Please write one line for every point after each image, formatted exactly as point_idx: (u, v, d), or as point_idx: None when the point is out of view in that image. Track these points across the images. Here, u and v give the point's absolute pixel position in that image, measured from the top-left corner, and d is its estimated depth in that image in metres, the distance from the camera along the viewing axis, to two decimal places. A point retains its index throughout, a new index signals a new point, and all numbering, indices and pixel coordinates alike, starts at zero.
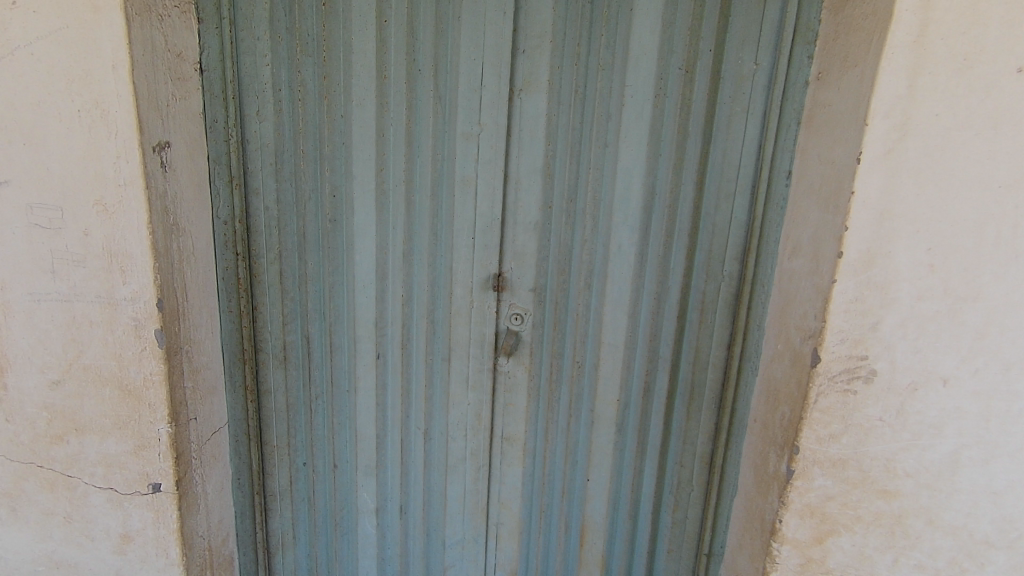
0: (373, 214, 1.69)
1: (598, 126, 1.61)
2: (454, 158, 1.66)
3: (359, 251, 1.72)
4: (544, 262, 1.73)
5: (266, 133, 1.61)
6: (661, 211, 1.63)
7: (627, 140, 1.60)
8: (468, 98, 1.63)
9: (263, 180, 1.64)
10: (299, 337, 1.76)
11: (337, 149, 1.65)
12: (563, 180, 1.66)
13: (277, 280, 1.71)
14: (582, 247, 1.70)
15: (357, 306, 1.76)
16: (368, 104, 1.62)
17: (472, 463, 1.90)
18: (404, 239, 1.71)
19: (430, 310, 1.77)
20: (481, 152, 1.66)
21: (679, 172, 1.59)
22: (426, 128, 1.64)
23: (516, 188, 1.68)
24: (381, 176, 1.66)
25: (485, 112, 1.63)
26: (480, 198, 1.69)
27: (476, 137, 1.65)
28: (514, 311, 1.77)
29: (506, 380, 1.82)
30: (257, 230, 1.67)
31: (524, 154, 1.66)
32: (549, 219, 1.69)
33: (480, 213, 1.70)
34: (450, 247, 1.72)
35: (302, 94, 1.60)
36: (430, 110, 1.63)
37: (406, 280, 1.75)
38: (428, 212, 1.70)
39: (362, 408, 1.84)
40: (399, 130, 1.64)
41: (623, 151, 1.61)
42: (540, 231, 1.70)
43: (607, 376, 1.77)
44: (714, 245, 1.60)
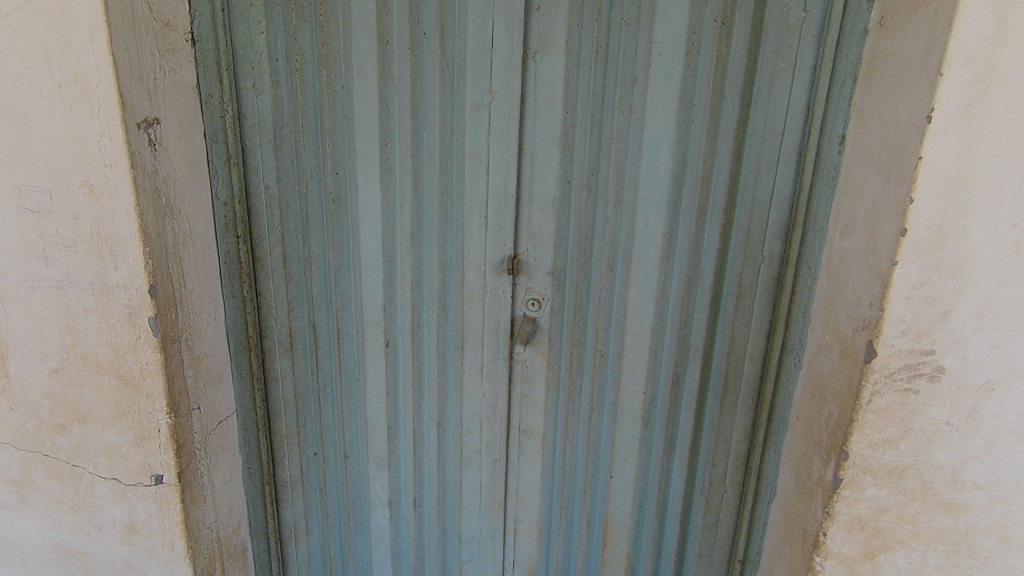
0: (378, 192, 1.58)
1: (622, 91, 1.45)
2: (463, 130, 1.53)
3: (364, 232, 1.61)
4: (563, 243, 1.59)
5: (264, 107, 1.51)
6: (693, 185, 1.46)
7: (655, 105, 1.43)
8: (477, 63, 1.48)
9: (262, 158, 1.54)
10: (306, 323, 1.68)
11: (339, 123, 1.54)
12: (583, 152, 1.51)
13: (280, 264, 1.62)
14: (604, 226, 1.55)
15: (364, 291, 1.66)
16: (370, 73, 1.49)
17: (488, 456, 1.79)
18: (411, 219, 1.60)
19: (441, 295, 1.66)
20: (492, 122, 1.51)
21: (713, 140, 1.41)
22: (433, 98, 1.51)
23: (531, 162, 1.54)
24: (386, 151, 1.55)
25: (496, 79, 1.48)
26: (493, 173, 1.55)
27: (486, 106, 1.50)
28: (531, 296, 1.64)
29: (523, 369, 1.71)
30: (257, 211, 1.58)
31: (540, 124, 1.51)
32: (568, 196, 1.55)
33: (492, 190, 1.56)
34: (462, 227, 1.60)
35: (300, 63, 1.49)
36: (437, 78, 1.49)
37: (415, 263, 1.63)
38: (437, 190, 1.57)
39: (372, 398, 1.75)
40: (404, 101, 1.51)
41: (651, 118, 1.44)
42: (559, 209, 1.56)
43: (632, 366, 1.63)
44: (753, 222, 1.42)
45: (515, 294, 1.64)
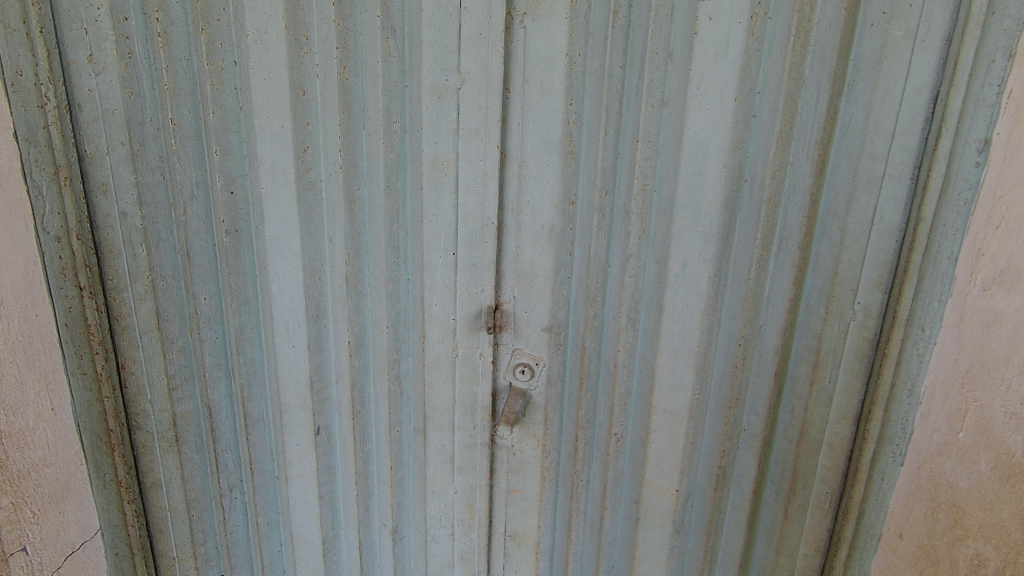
0: (295, 220, 1.08)
1: (653, 72, 0.99)
2: (420, 129, 1.04)
3: (275, 277, 1.12)
4: (564, 288, 1.14)
5: (111, 92, 0.98)
6: (754, 209, 1.01)
7: (701, 94, 0.98)
8: (436, 30, 0.99)
9: (113, 171, 1.01)
10: (200, 407, 1.19)
11: (231, 117, 1.04)
12: (594, 161, 1.06)
13: (153, 325, 1.11)
14: (623, 265, 1.10)
15: (279, 358, 1.16)
16: (275, 41, 0.98)
17: (463, 571, 1.33)
18: (346, 258, 1.11)
19: (393, 362, 1.18)
20: (462, 117, 1.03)
21: (787, 145, 0.97)
22: (372, 81, 1.01)
23: (519, 176, 1.08)
24: (304, 159, 1.05)
25: (465, 53, 1.00)
26: (464, 191, 1.07)
27: (453, 94, 1.02)
28: (519, 361, 1.18)
29: (509, 458, 1.25)
30: (112, 249, 1.05)
31: (532, 121, 1.05)
32: (572, 223, 1.10)
33: (464, 216, 1.08)
34: (421, 269, 1.12)
35: (164, 24, 0.97)
36: (377, 51, 1.00)
37: (354, 319, 1.15)
38: (382, 215, 1.09)
39: (300, 502, 1.27)
40: (329, 84, 1.01)
41: (694, 111, 0.99)
42: (557, 241, 1.11)
43: (660, 456, 1.18)
44: (841, 265, 0.98)
45: (498, 358, 1.18)
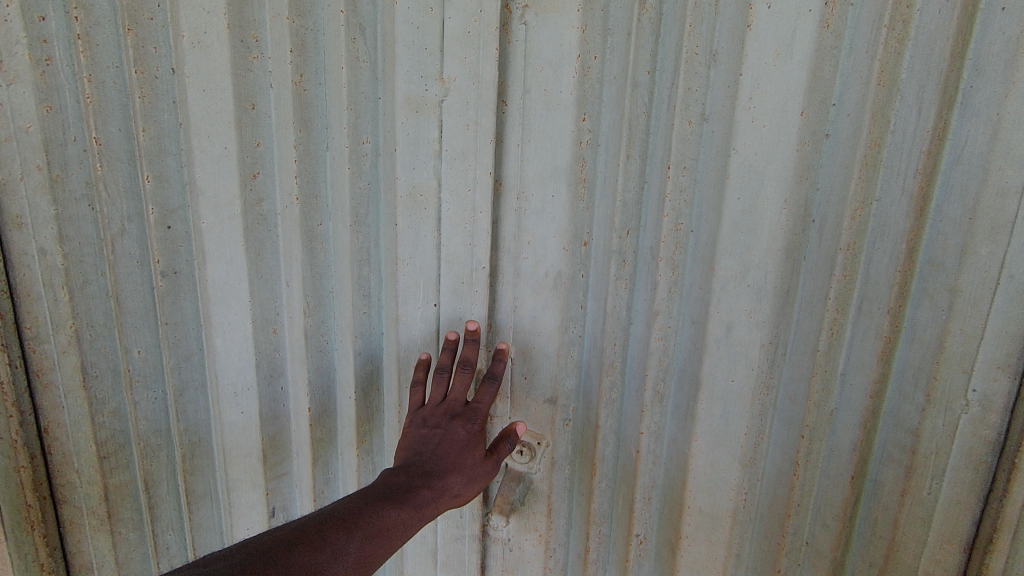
0: (242, 261, 0.91)
1: (689, 78, 0.76)
2: (393, 151, 0.87)
3: (220, 329, 0.94)
4: (574, 349, 0.90)
5: (23, 103, 0.79)
6: (826, 258, 0.76)
7: (759, 104, 0.73)
8: (414, 28, 0.81)
9: (28, 200, 0.83)
10: (138, 478, 1.00)
11: (167, 137, 0.87)
12: (614, 191, 0.83)
13: (79, 384, 0.92)
14: (648, 325, 0.86)
15: (225, 427, 0.99)
16: (215, 44, 0.82)
17: None
18: (305, 309, 0.93)
19: (361, 433, 1.00)
20: (446, 137, 0.83)
21: (872, 175, 0.72)
22: (335, 92, 0.86)
23: (517, 210, 0.86)
24: (253, 187, 0.89)
25: (450, 56, 0.80)
26: (449, 226, 0.87)
27: (434, 108, 0.83)
28: None
29: (505, 552, 1.02)
30: (30, 292, 0.87)
31: (534, 142, 0.83)
32: (586, 268, 0.87)
33: (448, 259, 0.88)
34: (395, 322, 0.93)
35: (86, 23, 0.80)
36: (339, 54, 0.83)
37: (316, 378, 0.98)
38: (347, 259, 0.91)
39: None
40: (283, 96, 0.85)
41: (745, 128, 0.74)
42: (565, 292, 0.87)
43: (693, 569, 0.92)
44: (950, 337, 0.72)
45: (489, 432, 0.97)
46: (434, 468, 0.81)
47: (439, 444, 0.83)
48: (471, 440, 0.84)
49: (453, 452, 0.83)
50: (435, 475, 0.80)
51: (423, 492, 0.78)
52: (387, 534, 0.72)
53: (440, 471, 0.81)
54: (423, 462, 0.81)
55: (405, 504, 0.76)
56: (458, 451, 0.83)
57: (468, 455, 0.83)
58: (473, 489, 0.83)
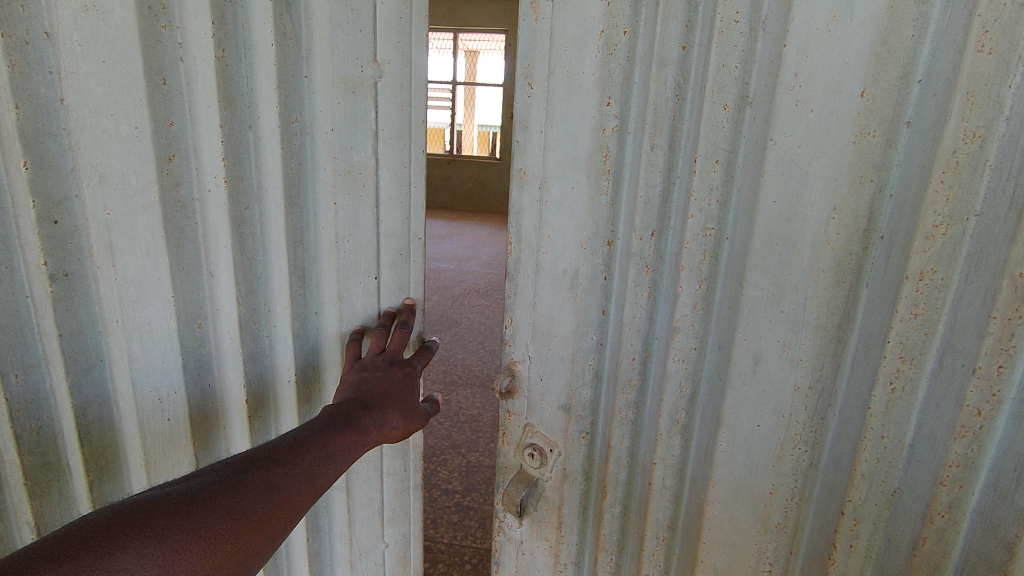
0: (161, 254, 0.88)
1: (725, 53, 0.63)
2: (328, 131, 0.86)
3: (136, 332, 0.91)
4: (591, 358, 0.82)
5: None
6: (891, 288, 0.57)
7: (807, 81, 0.57)
8: (348, 7, 0.81)
9: None
10: (24, 522, 0.99)
11: (46, 114, 0.80)
12: (638, 186, 0.72)
13: None
14: (669, 343, 0.74)
15: (149, 436, 0.96)
16: (115, 8, 0.77)
17: None
18: (240, 296, 0.91)
19: (306, 423, 0.99)
20: (382, 118, 0.86)
21: (963, 179, 0.52)
22: (262, 68, 0.83)
23: (538, 202, 0.81)
24: (169, 171, 0.85)
25: (384, 39, 0.83)
26: (385, 206, 0.90)
27: (370, 88, 0.85)
28: (530, 441, 0.91)
29: (515, 554, 0.98)
30: None
31: (556, 128, 0.76)
32: (610, 270, 0.77)
33: (388, 234, 0.91)
34: (336, 299, 0.93)
35: None
36: (267, 29, 0.81)
37: (251, 369, 0.96)
38: (282, 240, 0.89)
39: None
40: (200, 70, 0.82)
41: (786, 114, 0.59)
42: (583, 293, 0.80)
43: None
44: None
45: (505, 428, 0.93)
46: (374, 399, 0.81)
47: (377, 381, 0.84)
48: (408, 379, 0.86)
49: (392, 390, 0.84)
50: (375, 406, 0.81)
51: (366, 422, 0.78)
52: (334, 457, 0.73)
53: (379, 403, 0.81)
54: (363, 396, 0.82)
55: (348, 429, 0.76)
56: (397, 387, 0.84)
57: (405, 391, 0.85)
58: (414, 422, 0.85)
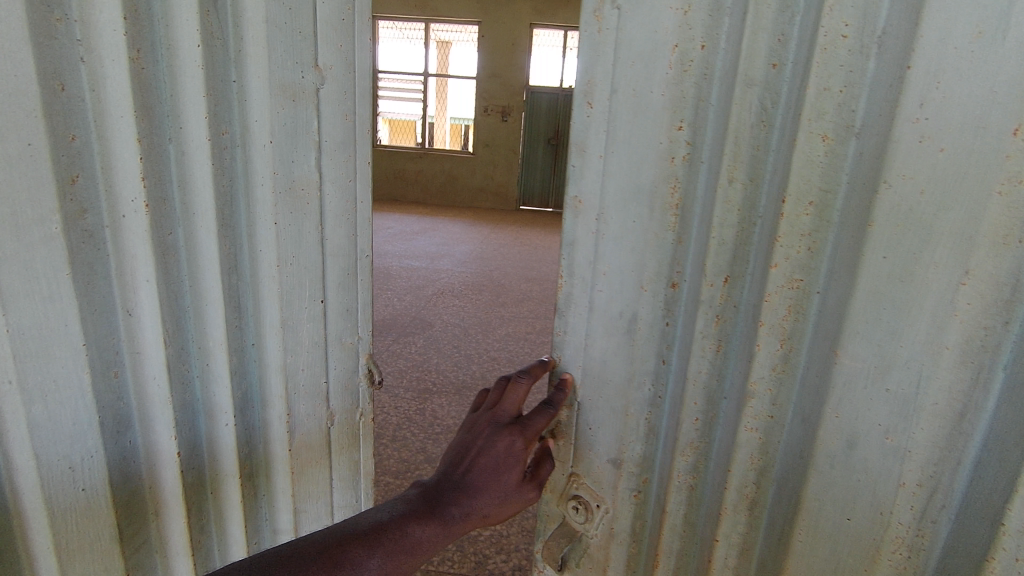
0: (68, 295, 0.78)
1: (826, 74, 0.52)
2: (264, 142, 0.90)
3: (42, 390, 0.79)
4: (647, 412, 0.72)
5: None
6: None
7: (936, 113, 0.46)
8: (286, 8, 0.87)
9: None
10: None
11: None
12: (710, 223, 0.62)
13: None
14: (738, 407, 0.64)
15: (62, 506, 0.84)
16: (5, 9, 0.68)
17: None
18: (167, 333, 0.88)
19: (243, 457, 1.02)
20: (325, 124, 0.95)
21: None
22: (189, 73, 0.82)
23: (594, 234, 0.70)
24: (74, 195, 0.77)
25: (324, 44, 0.92)
26: (328, 207, 0.99)
27: (310, 95, 0.93)
28: (575, 493, 0.80)
29: None
30: None
31: (618, 154, 0.66)
32: (672, 314, 0.68)
33: (331, 249, 1.02)
34: (278, 326, 0.99)
35: None
36: (192, 30, 0.81)
37: (182, 412, 0.94)
38: (216, 268, 0.90)
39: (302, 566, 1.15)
40: (114, 77, 0.77)
41: (906, 151, 0.47)
42: (641, 340, 0.70)
43: None
44: None
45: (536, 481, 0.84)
46: (466, 484, 0.70)
47: (475, 458, 0.71)
48: (512, 458, 0.71)
49: (486, 471, 0.71)
50: (465, 491, 0.70)
51: (451, 513, 0.69)
52: (415, 550, 0.66)
53: (472, 487, 0.70)
54: (453, 478, 0.71)
55: (432, 520, 0.68)
56: (493, 469, 0.71)
57: (504, 476, 0.71)
58: (507, 510, 0.72)
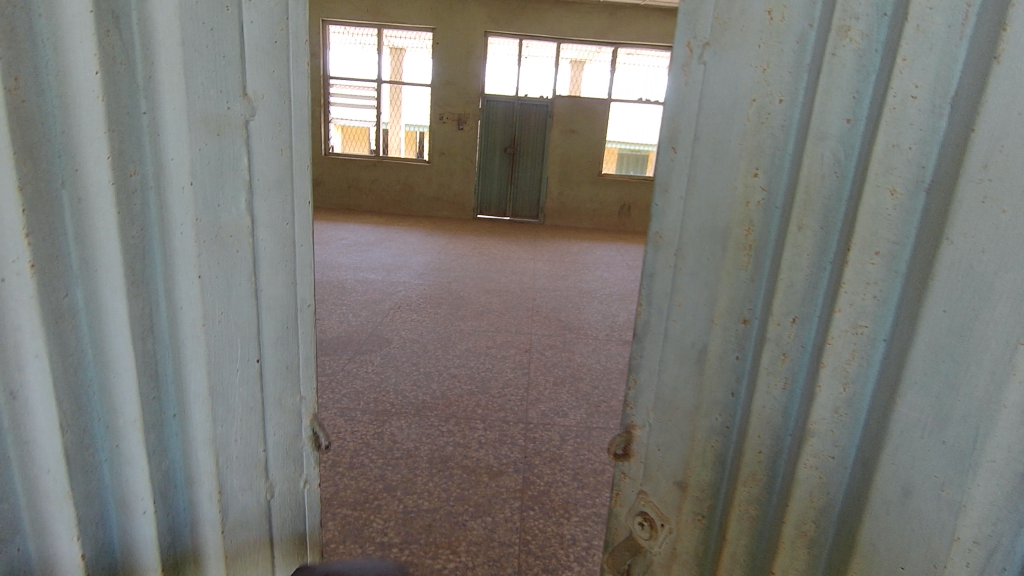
0: None
1: (896, 132, 0.63)
2: (184, 184, 0.92)
3: None
4: (715, 438, 0.81)
5: None
6: None
7: (997, 175, 0.56)
8: (210, 29, 0.90)
9: None
10: None
11: None
12: (781, 267, 0.73)
13: None
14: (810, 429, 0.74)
15: None
16: None
17: None
18: (58, 400, 0.86)
19: (166, 552, 1.02)
20: (259, 157, 1.01)
21: None
22: (87, 106, 0.81)
23: (673, 269, 0.80)
24: None
25: (253, 63, 0.96)
26: (265, 258, 1.05)
27: (238, 126, 0.96)
28: (643, 509, 0.89)
29: None
30: None
31: (693, 198, 0.76)
32: (743, 349, 0.78)
33: (269, 300, 1.08)
34: (204, 396, 1.01)
35: None
36: (89, 54, 0.80)
37: (88, 505, 0.92)
38: (126, 332, 0.90)
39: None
40: (86, 123, 0.81)
41: (969, 211, 0.58)
42: (711, 370, 0.80)
43: None
44: None
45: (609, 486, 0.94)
46: None
47: None
48: None
49: None
50: None
51: None
52: None
53: None
54: None
55: None
56: None
57: None
58: None
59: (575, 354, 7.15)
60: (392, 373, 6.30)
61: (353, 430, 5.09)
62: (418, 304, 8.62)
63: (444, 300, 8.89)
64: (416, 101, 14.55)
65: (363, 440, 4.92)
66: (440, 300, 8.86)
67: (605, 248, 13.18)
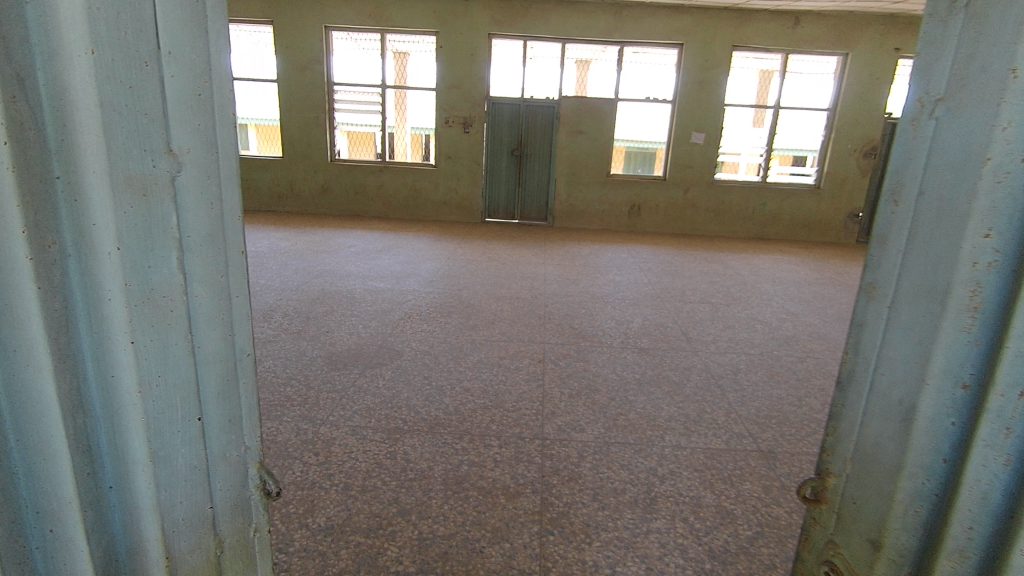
0: None
1: None
2: (116, 266, 1.11)
3: None
4: (916, 492, 1.25)
5: None
6: None
7: None
8: (129, 88, 1.07)
9: None
10: None
11: None
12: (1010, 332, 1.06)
13: None
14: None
15: None
16: None
17: None
18: None
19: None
20: (197, 211, 1.23)
21: None
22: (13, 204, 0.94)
23: (891, 321, 1.30)
24: None
25: (180, 124, 1.16)
26: (201, 328, 1.30)
27: (167, 184, 1.15)
28: (831, 561, 1.49)
29: None
30: None
31: (914, 271, 1.24)
32: (957, 416, 1.18)
33: (204, 357, 1.32)
34: (146, 462, 1.23)
35: None
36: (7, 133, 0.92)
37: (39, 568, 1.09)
38: (55, 412, 1.06)
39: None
40: (6, 191, 0.93)
41: None
42: (920, 430, 1.23)
43: None
44: None
45: (810, 534, 1.59)
46: None
47: None
48: None
49: None
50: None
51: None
52: None
53: None
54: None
55: None
56: None
57: None
58: None
59: (591, 364, 7.04)
60: (404, 387, 6.21)
61: (365, 450, 5.00)
62: (428, 313, 8.54)
63: (454, 309, 8.79)
64: (420, 106, 14.48)
65: (376, 461, 4.84)
66: (449, 309, 8.76)
67: (614, 250, 13.03)
